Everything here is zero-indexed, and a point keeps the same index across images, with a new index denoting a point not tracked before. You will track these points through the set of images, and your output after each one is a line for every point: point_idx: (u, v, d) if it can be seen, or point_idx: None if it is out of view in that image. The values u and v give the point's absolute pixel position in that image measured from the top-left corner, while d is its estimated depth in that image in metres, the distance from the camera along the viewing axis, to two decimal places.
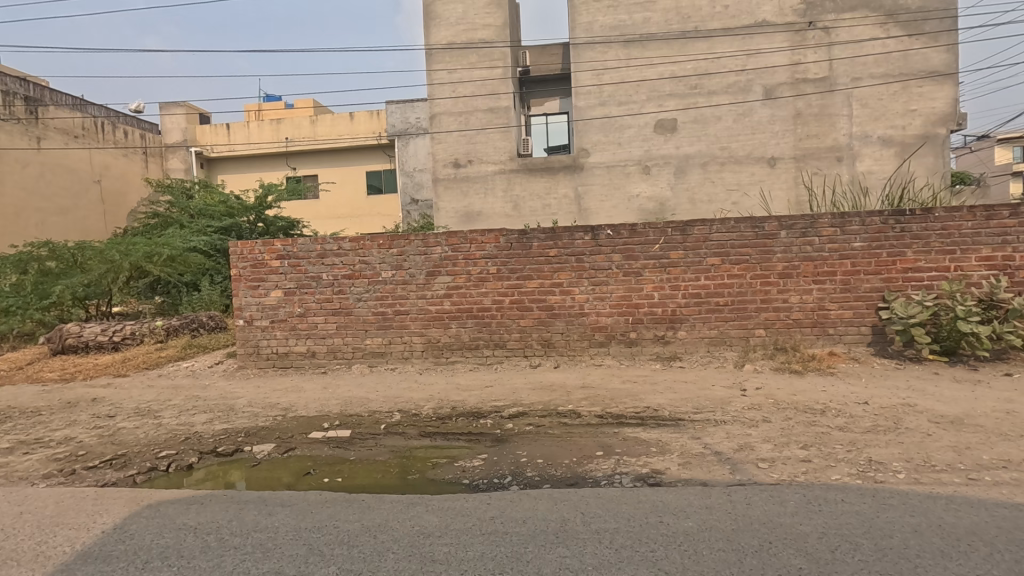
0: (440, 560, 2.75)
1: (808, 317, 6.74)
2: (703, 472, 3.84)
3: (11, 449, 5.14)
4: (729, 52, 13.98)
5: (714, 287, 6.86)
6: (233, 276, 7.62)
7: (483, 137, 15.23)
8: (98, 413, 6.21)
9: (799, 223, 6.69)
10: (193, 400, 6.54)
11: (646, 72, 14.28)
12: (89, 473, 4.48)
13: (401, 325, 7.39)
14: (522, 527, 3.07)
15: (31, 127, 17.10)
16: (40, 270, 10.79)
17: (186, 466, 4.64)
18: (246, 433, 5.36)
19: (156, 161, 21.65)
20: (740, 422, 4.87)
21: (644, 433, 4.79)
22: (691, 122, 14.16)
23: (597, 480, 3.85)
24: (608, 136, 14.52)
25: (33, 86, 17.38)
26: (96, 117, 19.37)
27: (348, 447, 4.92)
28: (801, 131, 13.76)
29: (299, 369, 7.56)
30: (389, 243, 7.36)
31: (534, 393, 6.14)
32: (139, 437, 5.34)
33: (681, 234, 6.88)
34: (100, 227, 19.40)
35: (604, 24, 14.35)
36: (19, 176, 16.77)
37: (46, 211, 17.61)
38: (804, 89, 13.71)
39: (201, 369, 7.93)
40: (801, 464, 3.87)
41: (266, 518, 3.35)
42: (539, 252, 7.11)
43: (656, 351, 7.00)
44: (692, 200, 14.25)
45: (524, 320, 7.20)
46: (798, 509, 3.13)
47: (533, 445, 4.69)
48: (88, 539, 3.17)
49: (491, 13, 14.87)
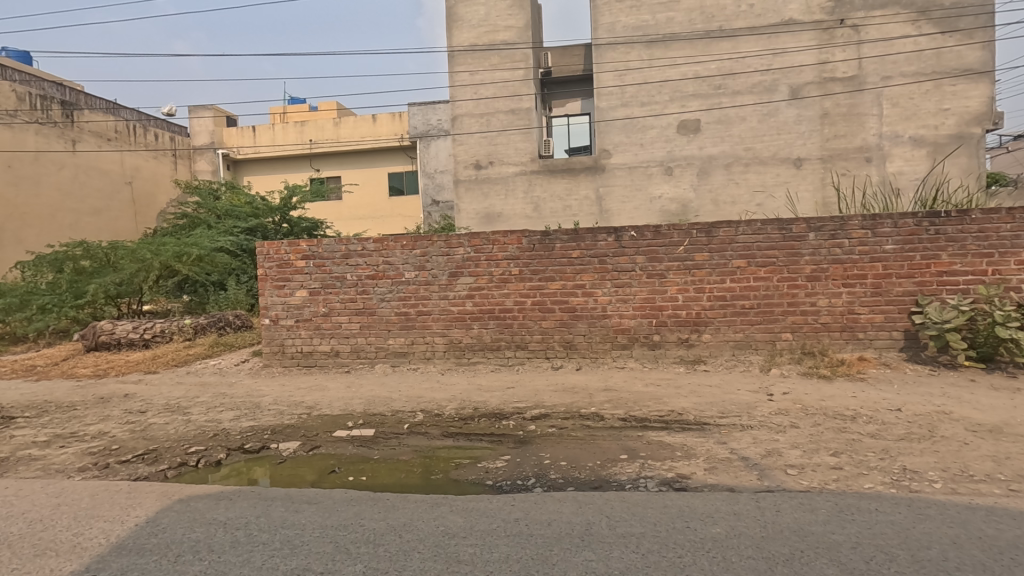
0: (466, 560, 2.75)
1: (837, 321, 6.59)
2: (731, 478, 3.78)
3: (48, 442, 5.31)
4: (754, 51, 13.78)
5: (740, 290, 6.75)
6: (260, 276, 7.75)
7: (504, 139, 15.25)
8: (129, 409, 6.37)
9: (829, 225, 6.55)
10: (220, 397, 6.68)
11: (669, 73, 14.15)
12: (123, 467, 4.60)
13: (423, 326, 7.44)
14: (547, 530, 3.05)
15: (67, 130, 17.69)
16: (75, 269, 11.11)
17: (215, 462, 4.73)
18: (272, 431, 5.45)
19: (185, 163, 22.10)
20: (767, 428, 4.78)
21: (669, 437, 4.74)
22: (715, 122, 13.99)
23: (622, 484, 3.82)
24: (631, 137, 14.42)
25: (69, 89, 18.01)
26: (129, 120, 19.89)
27: (371, 447, 4.95)
28: (828, 132, 13.49)
29: (323, 368, 7.65)
30: (412, 244, 7.41)
31: (556, 394, 6.13)
32: (169, 432, 5.47)
33: (707, 235, 6.80)
34: (131, 227, 19.85)
35: (627, 24, 14.25)
36: (55, 177, 17.35)
37: (80, 211, 18.13)
38: (832, 88, 13.44)
39: (228, 367, 8.10)
40: (832, 472, 3.78)
41: (293, 515, 3.39)
42: (561, 253, 7.09)
43: (680, 354, 6.92)
44: (716, 202, 14.08)
45: (546, 321, 7.18)
46: (830, 517, 3.06)
47: (556, 447, 4.67)
48: (123, 531, 3.24)
49: (513, 15, 14.90)
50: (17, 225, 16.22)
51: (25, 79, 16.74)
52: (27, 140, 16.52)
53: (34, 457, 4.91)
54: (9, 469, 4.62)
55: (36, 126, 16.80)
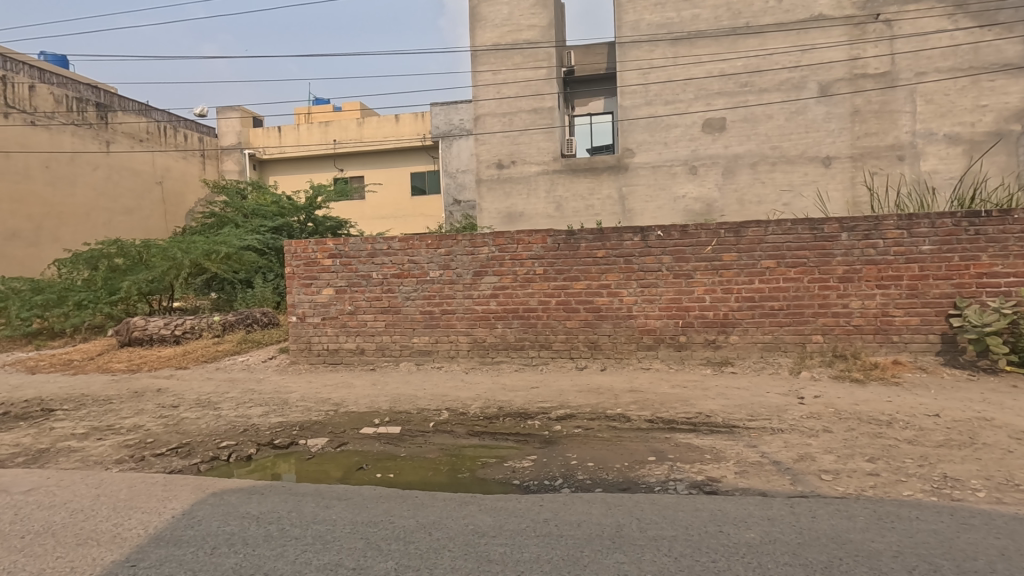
0: (496, 560, 2.75)
1: (870, 323, 6.43)
2: (762, 482, 3.72)
3: (86, 434, 5.47)
4: (782, 48, 13.54)
5: (769, 291, 6.63)
6: (288, 275, 7.87)
7: (527, 138, 15.23)
8: (162, 403, 6.53)
9: (862, 224, 6.40)
10: (249, 393, 6.81)
11: (694, 71, 13.99)
12: (158, 460, 4.71)
13: (447, 324, 7.47)
14: (577, 531, 3.04)
15: (101, 132, 18.19)
16: (110, 266, 11.40)
17: (246, 456, 4.82)
18: (301, 427, 5.53)
19: (213, 163, 22.53)
20: (798, 432, 4.68)
21: (697, 439, 4.67)
22: (740, 121, 13.78)
23: (650, 486, 3.78)
24: (654, 136, 14.26)
25: (104, 92, 18.46)
26: (159, 121, 20.35)
27: (398, 444, 4.99)
28: (859, 129, 13.17)
29: (348, 365, 7.73)
30: (437, 243, 7.45)
31: (581, 394, 6.11)
32: (201, 427, 5.59)
33: (735, 235, 6.69)
34: (162, 226, 20.31)
35: (651, 22, 14.12)
36: (89, 177, 17.89)
37: (113, 211, 18.64)
38: (864, 84, 13.11)
39: (256, 364, 8.24)
40: (868, 478, 3.69)
41: (324, 510, 3.43)
42: (587, 253, 7.06)
43: (707, 355, 6.83)
44: (741, 201, 13.87)
45: (571, 321, 7.15)
46: (869, 525, 2.98)
47: (583, 447, 4.66)
48: (160, 522, 3.32)
49: (536, 14, 14.88)
50: (53, 224, 16.78)
51: (62, 83, 17.33)
52: (63, 141, 17.07)
53: (73, 448, 5.05)
54: (50, 460, 4.76)
55: (72, 128, 17.37)
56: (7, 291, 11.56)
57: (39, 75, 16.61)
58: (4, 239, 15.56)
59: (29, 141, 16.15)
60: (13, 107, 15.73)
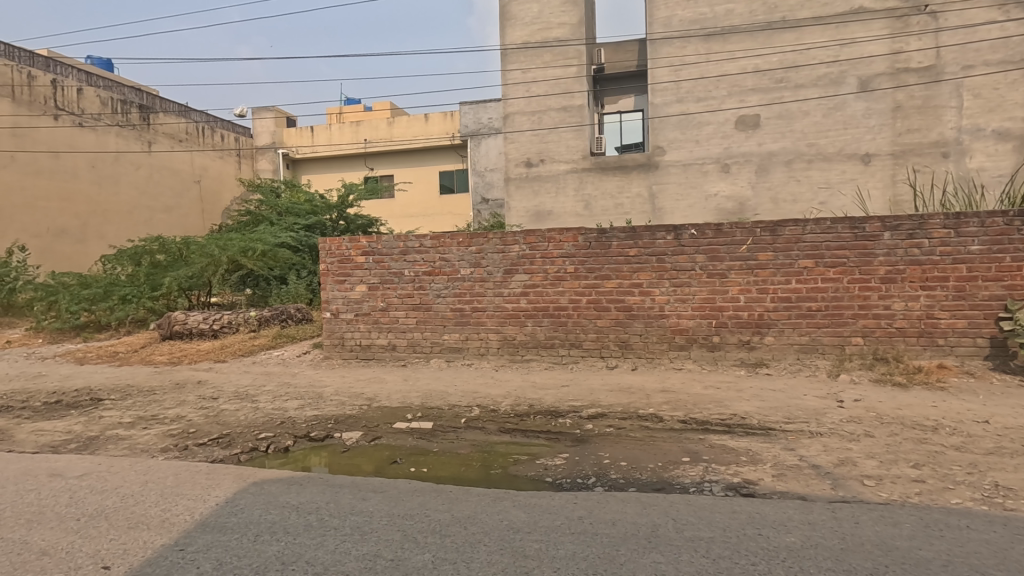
0: (532, 556, 2.76)
1: (913, 325, 6.23)
2: (801, 486, 3.64)
3: (132, 423, 5.67)
4: (820, 42, 13.18)
5: (806, 292, 6.48)
6: (323, 271, 8.03)
7: (556, 137, 15.20)
8: (202, 395, 6.74)
9: (906, 223, 6.21)
10: (285, 387, 6.98)
11: (727, 67, 13.72)
12: (200, 449, 4.87)
13: (478, 322, 7.51)
14: (612, 529, 3.03)
15: (143, 133, 18.85)
16: (152, 262, 11.97)
17: (283, 448, 4.94)
18: (336, 420, 5.64)
19: (248, 162, 23.07)
20: (838, 436, 4.57)
21: (732, 441, 4.60)
22: (775, 117, 13.47)
23: (685, 487, 3.74)
24: (686, 133, 14.04)
25: (146, 94, 19.12)
26: (198, 122, 20.95)
27: (431, 439, 5.05)
28: (900, 125, 12.75)
29: (380, 361, 7.85)
30: (468, 241, 7.50)
31: (612, 394, 6.08)
32: (240, 418, 5.75)
33: (771, 234, 6.55)
34: (199, 224, 20.92)
35: (684, 18, 13.91)
36: (132, 176, 18.56)
37: (153, 209, 19.28)
38: (906, 79, 12.69)
39: (291, 359, 8.44)
40: (913, 484, 3.58)
41: (361, 502, 3.50)
42: (618, 251, 7.01)
43: (741, 356, 6.71)
44: (775, 200, 13.57)
45: (602, 320, 7.11)
46: (916, 532, 2.90)
47: (615, 447, 4.63)
48: (205, 509, 3.43)
49: (566, 12, 14.83)
50: (98, 222, 17.45)
51: (108, 86, 18.08)
52: (108, 142, 17.76)
53: (121, 436, 5.26)
54: (99, 447, 4.97)
55: (117, 129, 18.05)
56: (56, 285, 12.01)
57: (86, 79, 17.39)
58: (54, 236, 16.28)
59: (76, 142, 16.87)
60: (62, 109, 16.48)
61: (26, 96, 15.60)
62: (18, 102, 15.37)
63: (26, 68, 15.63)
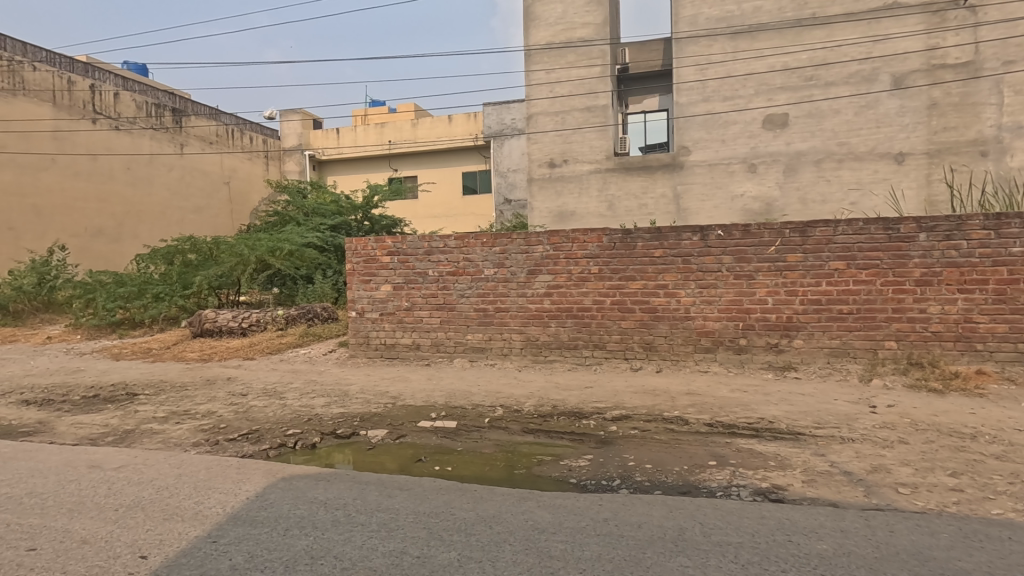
0: (558, 556, 2.75)
1: (950, 330, 6.03)
2: (833, 492, 3.56)
3: (165, 418, 5.84)
4: (852, 39, 12.86)
5: (837, 294, 6.34)
6: (349, 271, 8.14)
7: (579, 137, 15.14)
8: (232, 391, 6.90)
9: (943, 224, 6.02)
10: (312, 384, 7.10)
11: (755, 65, 13.48)
12: (230, 445, 4.98)
13: (501, 322, 7.52)
14: (638, 532, 3.01)
15: (176, 135, 19.39)
16: (183, 262, 12.30)
17: (310, 445, 5.01)
18: (361, 418, 5.72)
19: (276, 163, 23.51)
20: (871, 442, 4.45)
21: (760, 445, 4.52)
22: (804, 116, 13.20)
23: (712, 491, 3.70)
24: (712, 133, 13.85)
25: (179, 98, 19.66)
26: (228, 124, 21.42)
27: (455, 438, 5.07)
28: (936, 123, 12.38)
29: (404, 360, 7.92)
30: (492, 241, 7.53)
31: (636, 396, 6.02)
32: (268, 415, 5.87)
33: (801, 235, 6.43)
34: (228, 224, 21.41)
35: (710, 16, 13.73)
36: (165, 178, 19.07)
37: (185, 209, 19.78)
38: (943, 76, 12.31)
39: (318, 356, 8.58)
40: (951, 493, 3.47)
41: (387, 499, 3.54)
42: (643, 252, 6.95)
43: (769, 359, 6.59)
44: (804, 201, 13.30)
45: (626, 321, 7.06)
46: (954, 543, 2.81)
47: (640, 449, 4.59)
48: (237, 503, 3.51)
49: (590, 11, 14.76)
50: (133, 222, 17.99)
51: (143, 90, 18.65)
52: (143, 144, 18.28)
53: (155, 430, 5.42)
54: (135, 440, 5.12)
55: (151, 132, 18.57)
56: (94, 283, 12.40)
57: (123, 84, 17.98)
58: (91, 236, 16.84)
59: (113, 144, 17.42)
60: (99, 113, 17.06)
61: (66, 101, 16.21)
62: (59, 107, 15.98)
63: (66, 74, 16.29)
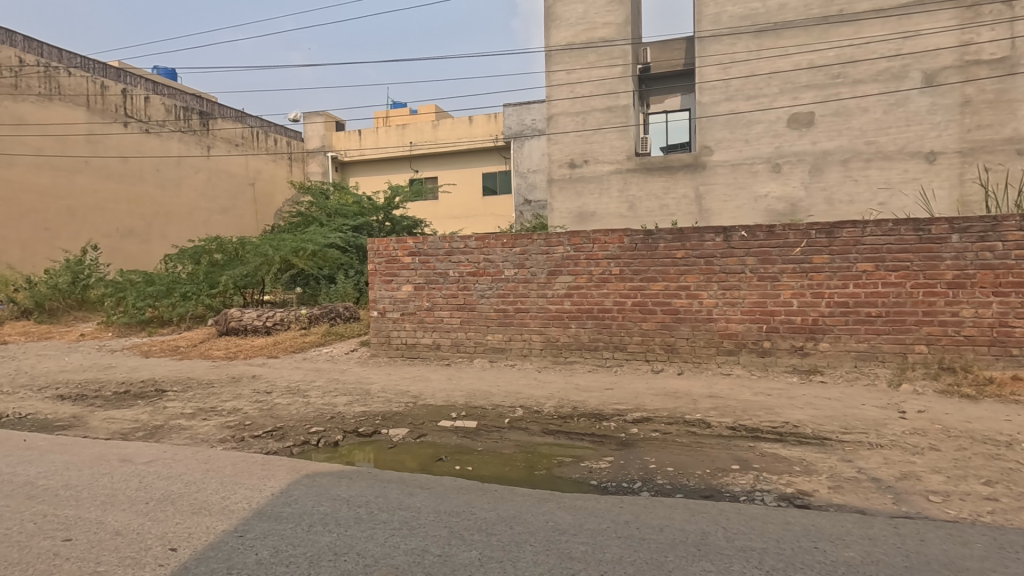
0: (578, 559, 2.74)
1: (984, 334, 5.86)
2: (860, 499, 3.49)
3: (193, 414, 5.98)
4: (880, 36, 12.57)
5: (865, 296, 6.20)
6: (370, 271, 8.23)
7: (600, 137, 15.07)
8: (257, 389, 7.03)
9: (977, 225, 5.85)
10: (334, 382, 7.20)
11: (779, 63, 13.26)
12: (255, 441, 5.07)
13: (521, 323, 7.53)
14: (660, 535, 2.98)
15: (203, 138, 19.82)
16: (210, 262, 12.57)
17: (333, 443, 5.09)
18: (383, 417, 5.78)
19: (299, 164, 23.87)
20: (900, 448, 4.35)
21: (784, 450, 4.45)
22: (831, 115, 12.95)
23: (735, 495, 3.65)
24: (735, 133, 13.66)
25: (206, 101, 20.09)
26: (253, 127, 21.81)
27: (475, 438, 5.09)
28: (970, 121, 12.04)
29: (425, 360, 7.98)
30: (513, 242, 7.54)
31: (657, 398, 5.97)
32: (292, 412, 5.97)
33: (827, 236, 6.31)
34: (253, 224, 21.81)
35: (734, 14, 13.54)
36: (193, 179, 19.51)
37: (211, 210, 20.21)
38: (976, 72, 11.96)
39: (340, 355, 8.70)
40: (985, 503, 3.37)
41: (408, 498, 3.57)
42: (665, 253, 6.89)
43: (794, 363, 6.48)
44: (830, 201, 13.06)
45: (647, 323, 7.01)
46: (989, 554, 2.72)
47: (661, 452, 4.55)
48: (262, 498, 3.58)
49: (612, 11, 14.68)
50: (161, 223, 18.44)
51: (172, 94, 19.11)
52: (171, 147, 18.73)
53: (183, 426, 5.55)
54: (164, 435, 5.26)
55: (179, 134, 19.02)
56: (125, 282, 12.74)
57: (153, 88, 18.45)
58: (121, 236, 17.32)
59: (143, 147, 17.88)
60: (130, 116, 17.54)
61: (99, 105, 16.71)
62: (92, 111, 16.48)
63: (99, 79, 16.80)
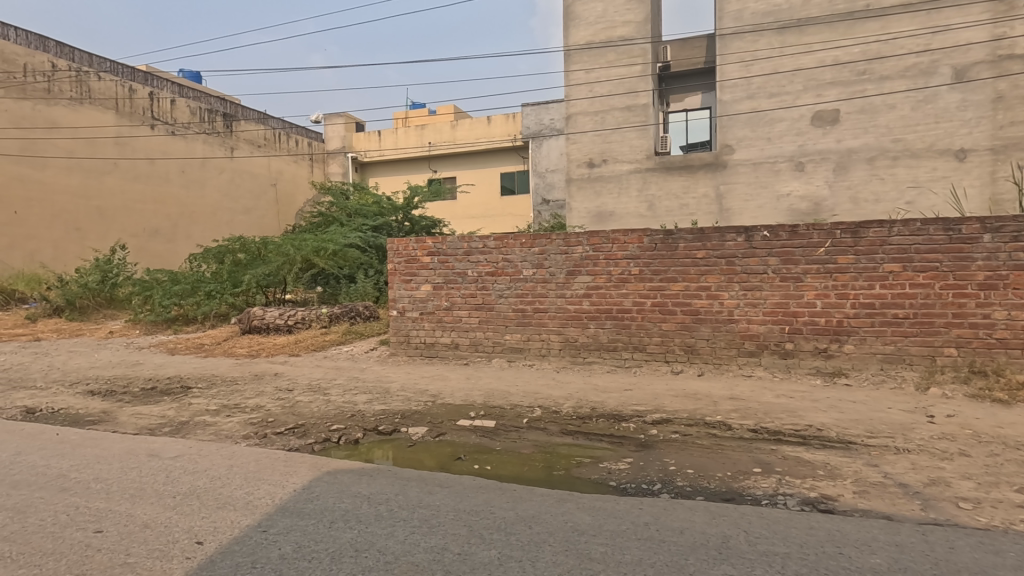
0: (597, 559, 2.74)
1: (1017, 336, 5.69)
2: (886, 505, 3.41)
3: (218, 410, 6.10)
4: (908, 31, 12.29)
5: (892, 297, 6.07)
6: (390, 271, 8.31)
7: (619, 137, 14.99)
8: (279, 387, 7.14)
9: (1010, 225, 5.68)
10: (354, 381, 7.29)
11: (803, 60, 13.03)
12: (278, 438, 5.16)
13: (540, 322, 7.53)
14: (680, 538, 2.96)
15: (227, 139, 20.18)
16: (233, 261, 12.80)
17: (353, 440, 5.15)
18: (402, 415, 5.82)
19: (320, 165, 24.17)
20: (928, 453, 4.24)
21: (808, 453, 4.37)
22: (856, 112, 12.69)
23: (757, 498, 3.60)
24: (756, 131, 13.46)
25: (230, 103, 20.44)
26: (275, 128, 22.14)
27: (493, 438, 5.10)
28: (1002, 118, 11.70)
29: (443, 359, 8.02)
30: (531, 242, 7.54)
31: (677, 399, 5.91)
32: (313, 410, 6.06)
33: (853, 236, 6.19)
34: (275, 224, 22.15)
35: (756, 10, 13.35)
36: (217, 180, 19.88)
37: (234, 210, 20.58)
38: (1009, 67, 11.61)
39: (359, 354, 8.80)
40: (1018, 511, 3.27)
41: (428, 496, 3.60)
42: (685, 253, 6.83)
43: (817, 365, 6.37)
44: (855, 200, 12.82)
45: (666, 324, 6.95)
46: (1022, 563, 2.64)
47: (680, 454, 4.51)
48: (285, 494, 3.64)
49: (631, 10, 14.58)
50: (186, 223, 18.83)
51: (197, 97, 19.49)
52: (196, 148, 19.11)
53: (208, 422, 5.67)
54: (190, 431, 5.38)
55: (204, 136, 19.40)
56: (151, 280, 13.05)
57: (179, 91, 18.83)
58: (148, 236, 17.73)
59: (169, 148, 18.27)
60: (157, 119, 17.93)
61: (128, 108, 17.10)
62: (121, 114, 16.87)
63: (128, 83, 17.19)
